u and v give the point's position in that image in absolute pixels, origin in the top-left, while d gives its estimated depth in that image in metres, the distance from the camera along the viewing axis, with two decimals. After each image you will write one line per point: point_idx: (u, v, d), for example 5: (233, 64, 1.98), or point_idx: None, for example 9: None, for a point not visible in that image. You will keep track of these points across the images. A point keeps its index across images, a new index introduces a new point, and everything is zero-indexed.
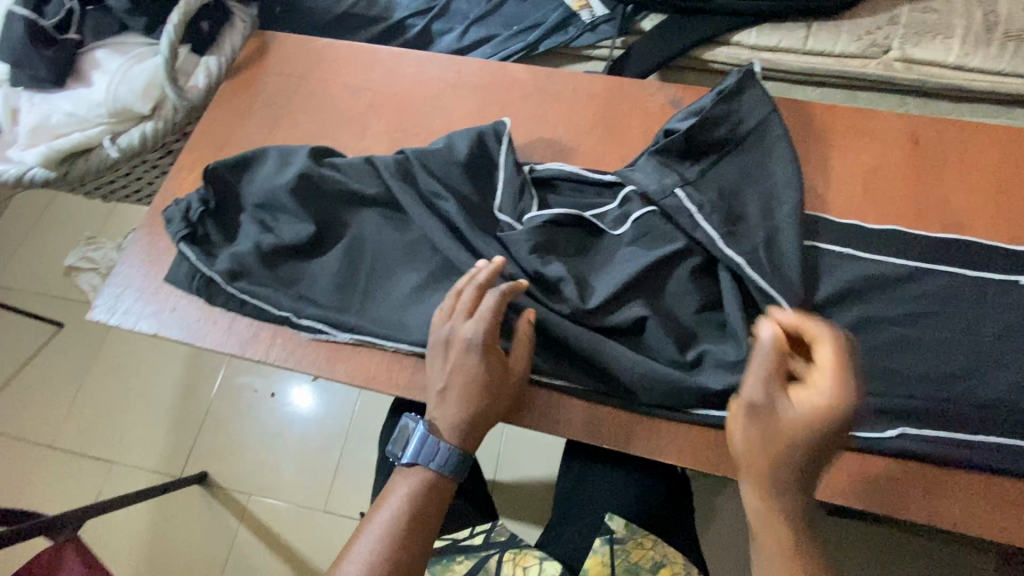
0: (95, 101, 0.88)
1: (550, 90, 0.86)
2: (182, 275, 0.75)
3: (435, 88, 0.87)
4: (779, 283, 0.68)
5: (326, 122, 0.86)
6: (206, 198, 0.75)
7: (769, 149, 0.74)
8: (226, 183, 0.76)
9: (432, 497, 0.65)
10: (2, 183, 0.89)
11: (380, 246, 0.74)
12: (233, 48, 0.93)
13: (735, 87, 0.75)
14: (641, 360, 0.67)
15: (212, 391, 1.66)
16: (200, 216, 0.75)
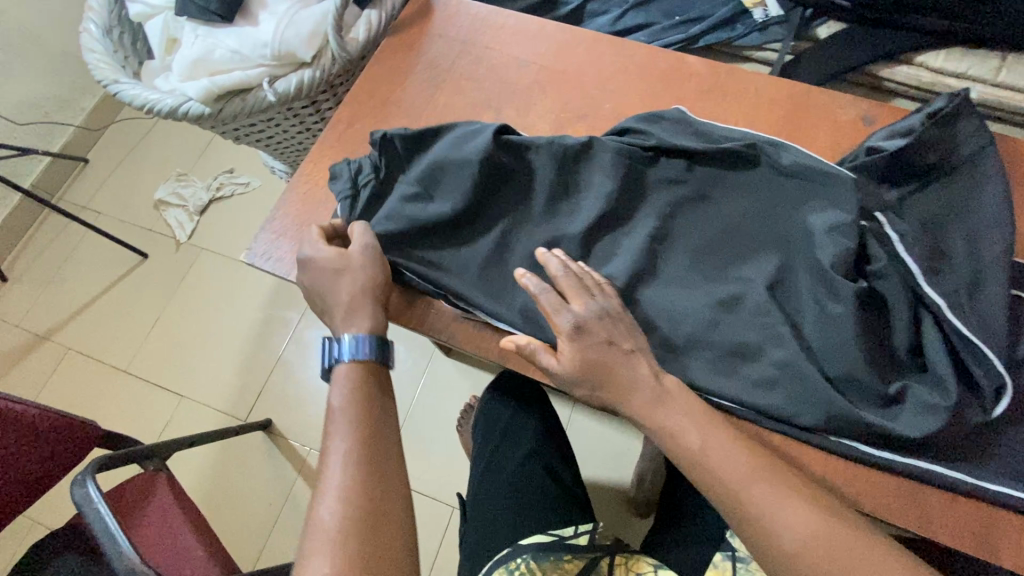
0: (262, 41, 0.87)
1: (730, 89, 0.81)
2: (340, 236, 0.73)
3: (607, 73, 0.84)
4: (983, 332, 0.61)
5: (491, 93, 0.84)
6: (375, 164, 0.73)
7: (981, 183, 0.68)
8: (394, 150, 0.73)
9: (368, 377, 0.66)
10: (155, 111, 0.88)
11: (547, 232, 0.72)
12: (393, 5, 0.90)
13: (955, 110, 0.68)
14: (829, 394, 0.62)
15: (283, 343, 1.67)
16: (366, 181, 0.73)
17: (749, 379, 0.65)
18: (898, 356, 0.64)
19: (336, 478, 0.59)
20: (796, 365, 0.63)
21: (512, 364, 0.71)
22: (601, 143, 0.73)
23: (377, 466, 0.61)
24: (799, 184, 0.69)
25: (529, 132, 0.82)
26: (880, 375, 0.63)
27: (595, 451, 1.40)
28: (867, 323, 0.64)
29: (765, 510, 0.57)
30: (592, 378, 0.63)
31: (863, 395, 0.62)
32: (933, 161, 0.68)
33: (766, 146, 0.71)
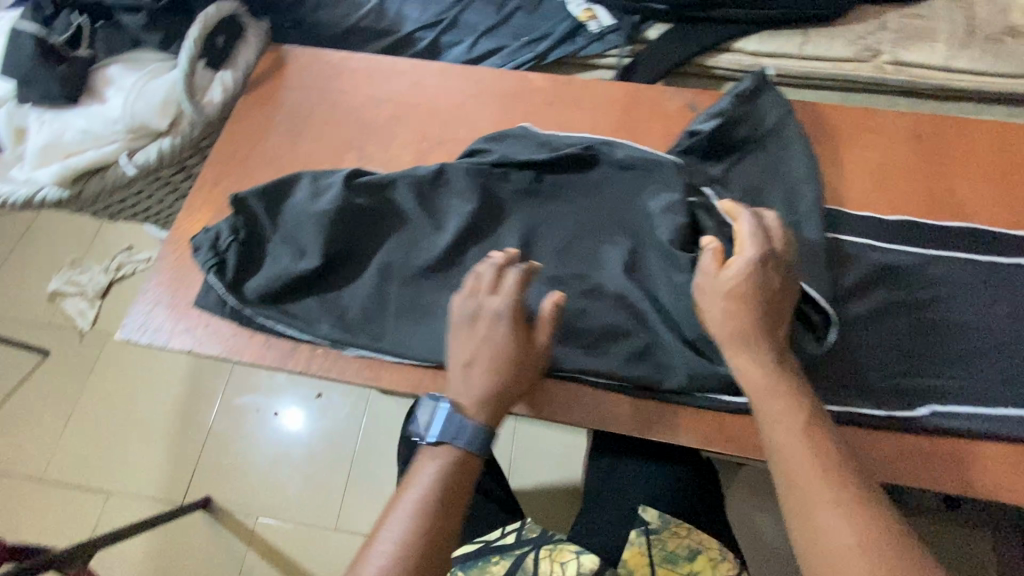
0: (112, 118, 0.87)
1: (571, 97, 0.88)
2: (214, 301, 0.74)
3: (458, 98, 0.89)
4: (807, 276, 0.69)
5: (352, 134, 0.88)
6: (238, 228, 0.75)
7: (786, 148, 0.77)
8: (254, 215, 0.75)
9: (460, 468, 0.61)
10: (10, 204, 0.86)
11: (419, 256, 0.75)
12: (247, 64, 0.92)
13: (753, 89, 0.78)
14: (686, 355, 0.68)
15: (211, 414, 1.61)
16: (229, 244, 0.74)
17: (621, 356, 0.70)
18: None
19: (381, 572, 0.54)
20: (655, 333, 0.71)
21: (404, 388, 0.72)
22: (452, 168, 0.78)
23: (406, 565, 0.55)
24: (635, 175, 0.77)
25: (393, 164, 0.85)
26: None
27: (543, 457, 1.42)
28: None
29: (789, 475, 0.54)
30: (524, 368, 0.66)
31: None
32: (743, 136, 0.78)
33: (600, 147, 0.78)
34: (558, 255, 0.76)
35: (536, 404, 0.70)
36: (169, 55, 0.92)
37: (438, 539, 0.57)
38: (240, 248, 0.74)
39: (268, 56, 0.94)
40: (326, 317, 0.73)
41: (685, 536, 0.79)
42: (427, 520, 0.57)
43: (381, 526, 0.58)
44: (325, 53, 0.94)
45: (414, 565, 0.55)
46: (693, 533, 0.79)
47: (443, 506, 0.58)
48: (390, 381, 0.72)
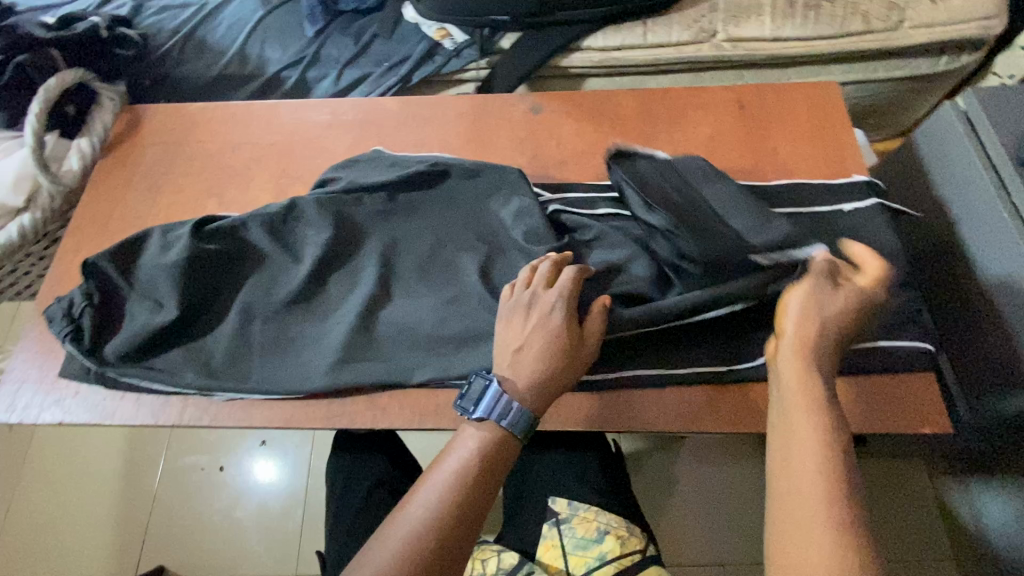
0: None
1: (422, 115, 0.92)
2: (79, 368, 0.75)
3: (314, 132, 0.92)
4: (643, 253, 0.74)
5: (211, 181, 0.89)
6: (91, 292, 0.75)
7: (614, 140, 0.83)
8: (108, 276, 0.76)
9: (506, 440, 0.62)
10: None
11: (279, 291, 0.77)
12: (103, 127, 0.94)
13: None
14: None
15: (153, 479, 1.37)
16: (83, 310, 0.74)
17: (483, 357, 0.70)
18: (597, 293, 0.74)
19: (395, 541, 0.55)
20: None
21: (277, 423, 0.73)
22: (303, 201, 0.80)
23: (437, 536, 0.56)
24: (482, 181, 0.81)
25: (253, 204, 0.87)
26: None
27: None
28: None
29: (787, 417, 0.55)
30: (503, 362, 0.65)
31: None
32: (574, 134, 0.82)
33: (447, 161, 0.82)
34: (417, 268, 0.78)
35: (409, 416, 0.72)
36: (21, 131, 0.92)
37: (459, 515, 0.57)
38: (98, 312, 0.74)
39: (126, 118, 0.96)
40: (189, 366, 0.74)
41: (595, 518, 0.83)
42: (458, 494, 0.58)
43: (408, 503, 0.58)
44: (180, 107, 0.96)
45: (437, 536, 0.55)
46: (601, 515, 0.84)
47: (461, 484, 0.58)
48: (262, 419, 0.73)
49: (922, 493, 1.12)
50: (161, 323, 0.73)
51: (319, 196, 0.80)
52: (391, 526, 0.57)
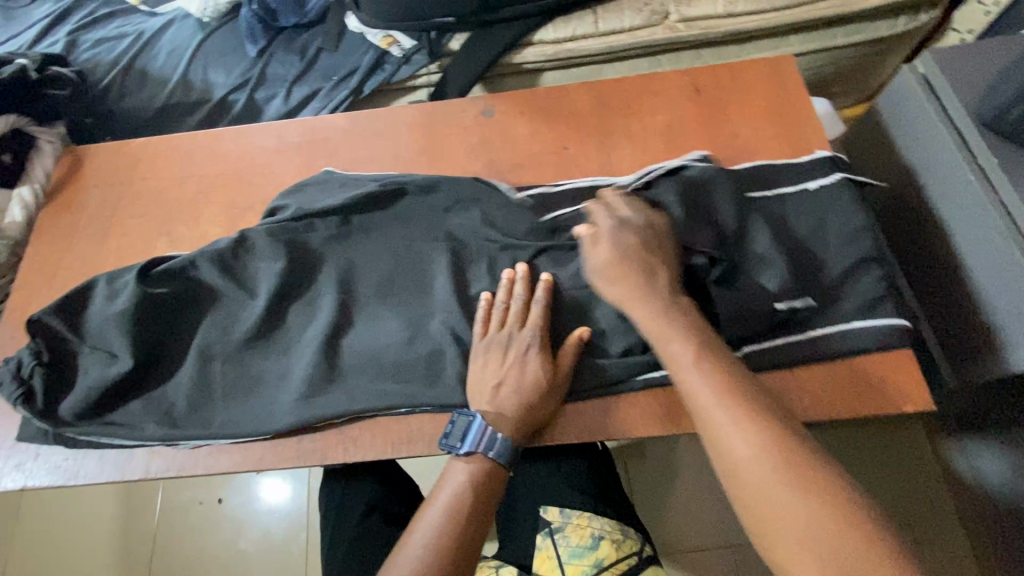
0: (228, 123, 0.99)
1: (650, 101, 0.78)
2: (192, 294, 0.67)
3: (525, 94, 0.80)
4: (892, 341, 0.62)
5: (401, 118, 0.80)
6: (205, 252, 0.68)
7: (841, 205, 0.67)
8: (280, 208, 0.72)
9: (495, 481, 0.59)
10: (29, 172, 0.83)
11: (465, 263, 0.69)
12: (347, 70, 0.99)
13: (817, 160, 0.70)
14: None
15: (161, 525, 1.08)
16: (199, 257, 0.68)
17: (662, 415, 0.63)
18: (815, 382, 0.62)
19: (427, 534, 0.54)
20: None
21: (398, 419, 0.63)
22: (458, 183, 0.71)
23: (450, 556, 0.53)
24: (682, 209, 0.66)
25: (439, 156, 0.77)
26: (795, 400, 0.62)
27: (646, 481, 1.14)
28: (768, 357, 0.62)
29: None
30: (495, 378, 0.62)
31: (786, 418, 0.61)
32: (844, 184, 0.68)
33: (643, 179, 0.70)
34: (417, 270, 0.69)
35: None
36: (282, 64, 1.00)
37: (459, 548, 0.54)
38: (292, 204, 0.72)
39: (380, 54, 0.98)
40: (344, 311, 0.67)
41: (588, 525, 0.71)
42: (454, 523, 0.55)
43: (420, 518, 0.56)
44: (434, 57, 0.97)
45: (443, 560, 0.53)
46: (596, 520, 0.71)
47: (466, 516, 0.56)
48: (387, 402, 0.61)
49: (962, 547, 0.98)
50: (342, 212, 0.71)
51: (541, 178, 0.75)
52: (419, 521, 0.56)
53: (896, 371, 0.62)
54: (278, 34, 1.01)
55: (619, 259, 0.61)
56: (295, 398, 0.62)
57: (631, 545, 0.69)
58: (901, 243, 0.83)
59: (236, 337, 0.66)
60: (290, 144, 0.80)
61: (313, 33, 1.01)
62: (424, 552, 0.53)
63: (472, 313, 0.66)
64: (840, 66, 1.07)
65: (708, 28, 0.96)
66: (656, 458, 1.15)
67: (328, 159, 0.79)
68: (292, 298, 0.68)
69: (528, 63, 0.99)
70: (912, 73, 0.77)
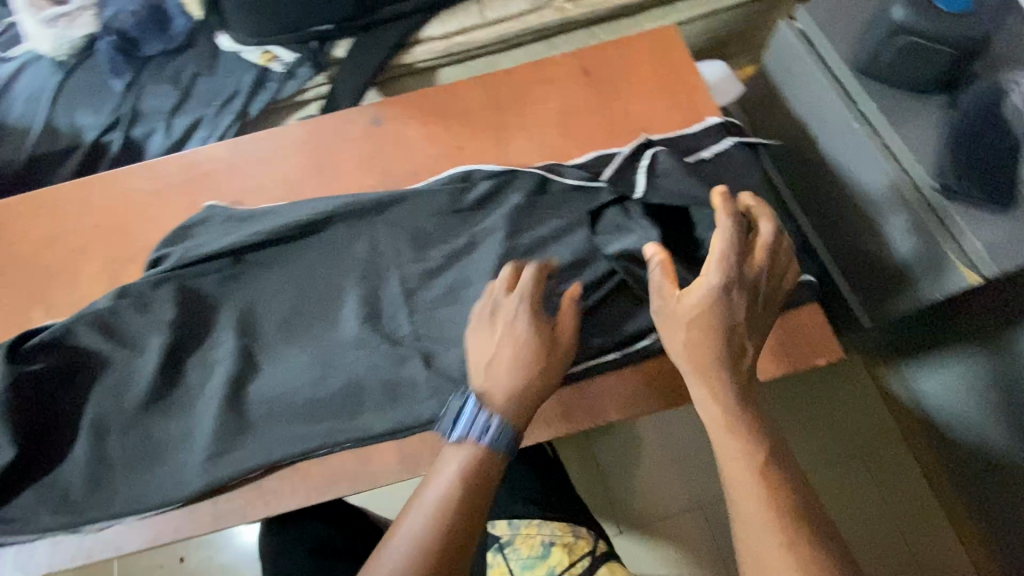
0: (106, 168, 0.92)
1: (542, 89, 0.76)
2: (74, 365, 0.62)
3: (412, 98, 0.76)
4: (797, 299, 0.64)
5: (284, 140, 0.75)
6: (80, 317, 0.62)
7: (735, 172, 0.68)
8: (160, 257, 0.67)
9: (489, 467, 0.52)
10: None
11: (370, 285, 0.65)
12: (228, 94, 0.92)
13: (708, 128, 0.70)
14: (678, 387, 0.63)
15: None
16: (74, 324, 0.62)
17: (590, 408, 0.63)
18: None
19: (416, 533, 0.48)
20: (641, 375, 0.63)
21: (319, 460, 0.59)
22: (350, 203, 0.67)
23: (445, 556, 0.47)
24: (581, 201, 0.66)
25: (330, 175, 0.73)
26: None
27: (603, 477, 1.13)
28: None
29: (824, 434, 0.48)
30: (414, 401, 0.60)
31: None
32: (735, 151, 0.69)
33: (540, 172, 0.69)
34: (320, 301, 0.65)
35: None
36: (154, 96, 0.93)
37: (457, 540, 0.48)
38: (173, 250, 0.66)
39: (261, 72, 0.92)
40: (247, 357, 0.63)
41: (538, 533, 0.71)
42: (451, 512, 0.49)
43: (403, 517, 0.50)
44: (320, 69, 0.92)
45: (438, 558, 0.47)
46: (546, 526, 0.71)
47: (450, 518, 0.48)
48: (305, 446, 0.58)
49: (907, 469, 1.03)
50: (231, 252, 0.65)
51: None
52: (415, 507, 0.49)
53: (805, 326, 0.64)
54: (144, 63, 0.93)
55: (705, 325, 0.54)
56: (204, 459, 0.58)
57: (582, 546, 0.70)
58: (804, 193, 0.84)
59: (132, 403, 0.61)
60: (167, 183, 0.74)
61: (185, 59, 0.93)
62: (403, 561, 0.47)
63: (383, 336, 0.63)
64: (732, 26, 1.07)
65: (595, 5, 0.95)
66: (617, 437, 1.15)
67: (211, 194, 0.73)
68: (189, 352, 0.63)
69: (420, 62, 0.95)
70: (791, 27, 0.76)
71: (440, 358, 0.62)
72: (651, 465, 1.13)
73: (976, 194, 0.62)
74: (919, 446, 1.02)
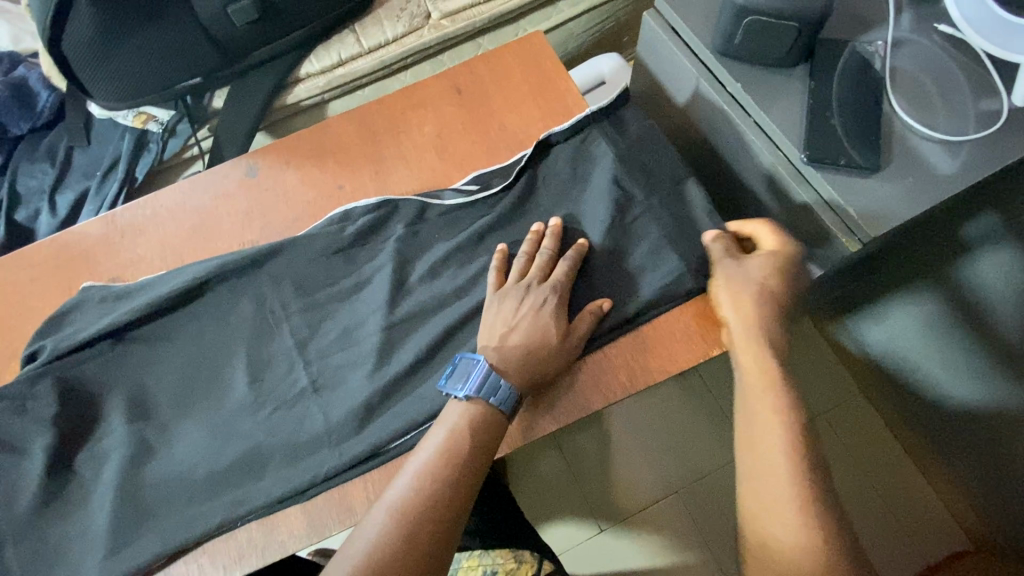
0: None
1: (414, 115, 0.74)
2: None
3: (287, 141, 0.75)
4: (685, 287, 0.64)
5: (159, 206, 0.73)
6: None
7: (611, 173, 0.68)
8: (35, 349, 0.63)
9: (489, 425, 0.55)
10: None
11: (260, 343, 0.63)
12: (109, 165, 0.90)
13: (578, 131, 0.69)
14: (583, 398, 0.62)
15: None
16: None
17: None
18: (627, 349, 0.64)
19: (406, 482, 0.52)
20: (546, 390, 0.62)
21: (227, 535, 0.57)
22: (231, 261, 0.65)
23: (429, 504, 0.50)
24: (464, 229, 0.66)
25: (210, 234, 0.71)
26: (616, 371, 0.63)
27: (562, 484, 1.11)
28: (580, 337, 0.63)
29: None
30: (318, 456, 0.58)
31: (611, 391, 0.62)
32: (607, 151, 0.68)
33: (416, 201, 0.68)
34: (211, 368, 0.63)
35: None
36: (33, 176, 0.90)
37: (445, 491, 0.51)
38: (47, 342, 0.63)
39: (139, 134, 0.90)
40: (139, 441, 0.60)
41: (480, 564, 0.64)
42: (441, 464, 0.52)
43: (402, 474, 0.53)
44: (198, 123, 0.91)
45: (422, 509, 0.50)
46: (488, 555, 0.65)
47: (449, 468, 0.52)
48: (207, 524, 0.56)
49: (869, 415, 1.09)
50: (110, 333, 0.63)
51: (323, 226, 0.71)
52: (417, 452, 0.54)
53: (701, 319, 0.64)
54: (21, 146, 0.90)
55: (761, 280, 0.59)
56: (102, 557, 0.56)
57: (527, 569, 0.64)
58: (699, 175, 0.85)
59: (20, 510, 0.58)
60: (43, 270, 0.72)
61: (56, 134, 0.91)
62: (394, 509, 0.50)
63: (277, 397, 0.61)
64: (618, 18, 1.07)
65: (472, 17, 0.94)
66: (581, 433, 1.13)
67: (91, 273, 0.71)
68: (78, 445, 0.61)
69: (304, 101, 0.93)
70: (654, 17, 0.76)
71: (337, 409, 0.60)
72: (618, 459, 1.12)
73: (842, 163, 0.63)
74: (879, 398, 1.07)
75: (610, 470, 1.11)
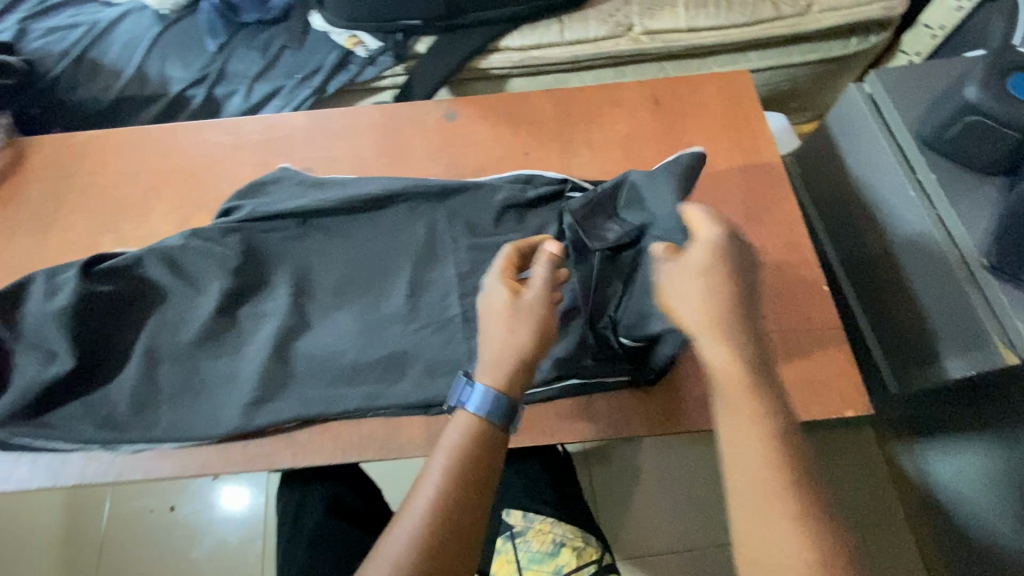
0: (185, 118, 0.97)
1: (610, 111, 0.79)
2: (144, 293, 0.65)
3: (487, 98, 0.80)
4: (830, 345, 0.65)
5: (361, 119, 0.79)
6: (148, 251, 0.65)
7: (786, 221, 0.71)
8: (232, 207, 0.70)
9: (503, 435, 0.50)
10: None
11: (424, 265, 0.68)
12: (308, 72, 0.97)
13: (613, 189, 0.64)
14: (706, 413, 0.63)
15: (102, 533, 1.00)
16: (148, 256, 0.65)
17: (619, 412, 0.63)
18: None
19: (429, 492, 0.47)
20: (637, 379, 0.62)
21: (354, 421, 0.62)
22: (420, 186, 0.70)
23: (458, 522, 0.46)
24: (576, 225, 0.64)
25: (399, 158, 0.77)
26: None
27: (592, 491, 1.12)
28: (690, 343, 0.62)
29: None
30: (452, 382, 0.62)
31: None
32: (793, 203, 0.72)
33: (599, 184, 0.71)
34: (378, 275, 0.68)
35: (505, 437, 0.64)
36: (243, 61, 0.99)
37: (470, 506, 0.46)
38: (245, 205, 0.70)
39: (344, 54, 0.98)
40: (299, 313, 0.65)
41: (551, 530, 0.69)
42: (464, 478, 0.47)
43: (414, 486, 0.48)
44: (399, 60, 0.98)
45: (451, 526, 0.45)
46: (559, 525, 0.69)
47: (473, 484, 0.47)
48: (342, 406, 0.61)
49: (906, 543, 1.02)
50: (299, 214, 0.68)
51: None
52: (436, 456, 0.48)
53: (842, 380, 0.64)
54: (241, 32, 1.00)
55: (709, 285, 0.48)
56: (244, 403, 0.61)
57: (591, 552, 0.67)
58: (849, 248, 0.87)
59: (186, 338, 0.64)
60: (246, 142, 0.79)
61: (273, 32, 1.00)
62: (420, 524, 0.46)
63: (428, 317, 0.65)
64: (797, 83, 1.10)
65: (669, 41, 0.98)
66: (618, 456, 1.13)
67: (287, 158, 0.78)
68: (246, 301, 0.66)
69: (494, 70, 1.00)
70: (860, 92, 0.79)
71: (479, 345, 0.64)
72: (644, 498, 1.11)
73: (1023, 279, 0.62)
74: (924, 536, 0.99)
75: (636, 500, 1.10)
